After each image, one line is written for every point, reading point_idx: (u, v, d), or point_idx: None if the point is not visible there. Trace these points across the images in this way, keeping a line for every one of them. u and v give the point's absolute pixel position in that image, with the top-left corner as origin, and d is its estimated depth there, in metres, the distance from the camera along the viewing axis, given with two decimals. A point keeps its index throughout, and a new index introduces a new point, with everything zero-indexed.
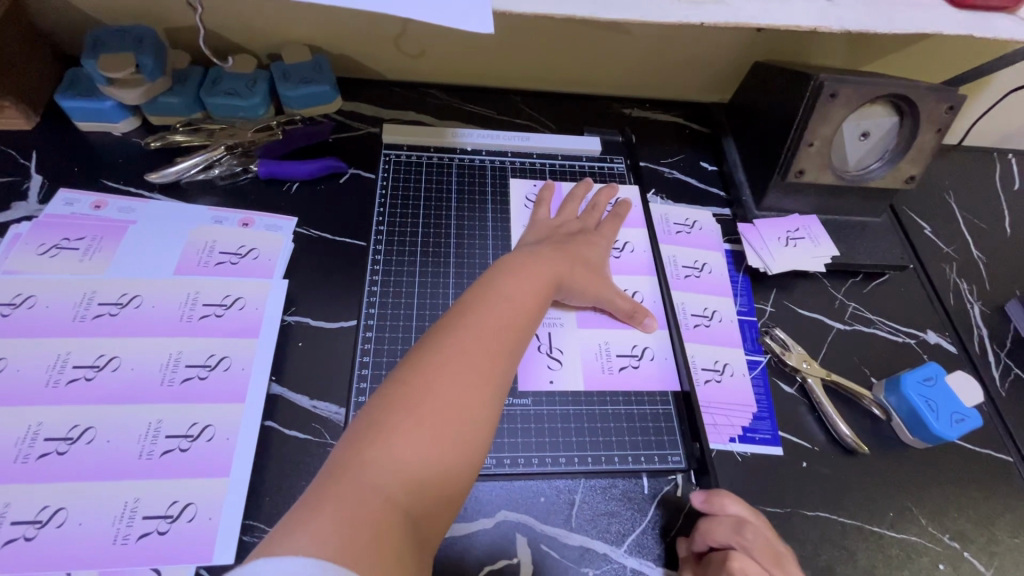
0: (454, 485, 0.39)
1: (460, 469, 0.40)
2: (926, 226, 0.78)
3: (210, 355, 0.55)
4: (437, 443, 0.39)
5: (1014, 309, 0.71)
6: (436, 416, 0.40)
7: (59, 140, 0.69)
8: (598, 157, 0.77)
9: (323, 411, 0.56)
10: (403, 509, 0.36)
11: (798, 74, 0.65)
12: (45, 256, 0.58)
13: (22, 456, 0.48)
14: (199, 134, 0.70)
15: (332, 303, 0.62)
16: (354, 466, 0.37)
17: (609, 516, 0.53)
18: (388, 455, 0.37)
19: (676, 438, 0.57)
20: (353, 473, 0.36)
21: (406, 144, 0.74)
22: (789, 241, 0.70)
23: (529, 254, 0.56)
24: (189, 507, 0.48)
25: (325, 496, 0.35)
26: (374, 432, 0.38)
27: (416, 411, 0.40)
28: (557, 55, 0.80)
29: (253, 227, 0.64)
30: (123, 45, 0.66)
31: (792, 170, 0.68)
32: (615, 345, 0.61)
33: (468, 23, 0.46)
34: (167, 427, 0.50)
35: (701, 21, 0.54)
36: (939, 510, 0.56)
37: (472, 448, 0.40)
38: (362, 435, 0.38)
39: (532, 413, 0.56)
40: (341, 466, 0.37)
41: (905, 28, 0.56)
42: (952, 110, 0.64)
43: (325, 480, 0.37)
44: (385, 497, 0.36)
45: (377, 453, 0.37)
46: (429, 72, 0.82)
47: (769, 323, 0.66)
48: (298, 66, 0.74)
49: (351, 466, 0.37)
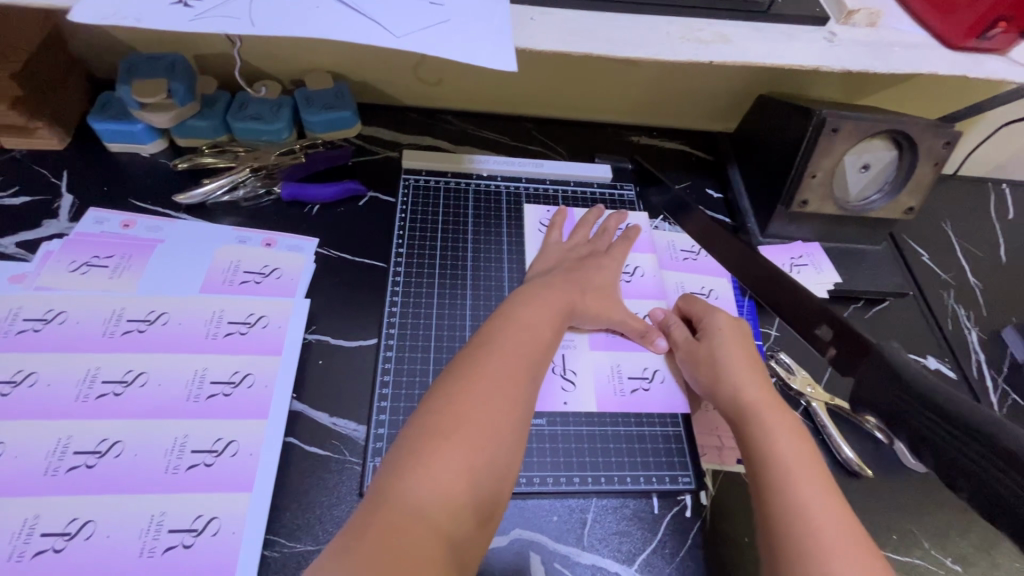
0: (488, 507, 0.42)
1: (493, 493, 0.42)
2: (924, 253, 0.81)
3: (234, 372, 0.57)
4: (472, 469, 0.41)
5: (1010, 336, 0.73)
6: (471, 443, 0.42)
7: (90, 160, 0.72)
8: (608, 183, 0.80)
9: (343, 428, 0.57)
10: (445, 533, 0.38)
11: (801, 107, 0.68)
12: (76, 273, 0.60)
13: (53, 468, 0.49)
14: (224, 155, 0.73)
15: (351, 322, 0.64)
16: (397, 491, 0.39)
17: (621, 535, 0.54)
18: (429, 481, 0.39)
19: (685, 459, 0.58)
20: (394, 500, 0.38)
21: (424, 169, 0.77)
22: (792, 268, 0.73)
23: (540, 285, 0.59)
24: (213, 521, 0.49)
25: (371, 524, 0.37)
26: (413, 460, 0.40)
27: (451, 439, 0.42)
28: (569, 86, 0.83)
29: (276, 247, 0.66)
30: (155, 70, 0.69)
31: (795, 201, 0.71)
32: (627, 367, 0.62)
33: (493, 62, 0.49)
34: (192, 442, 0.52)
35: (711, 60, 0.57)
36: (942, 533, 0.58)
37: (500, 474, 0.43)
38: (400, 465, 0.40)
39: (547, 433, 0.58)
40: (383, 494, 0.39)
41: (902, 69, 0.60)
42: (948, 145, 0.66)
43: (370, 508, 0.38)
44: (430, 521, 0.38)
45: (418, 478, 0.39)
46: (445, 99, 0.85)
47: (775, 347, 0.68)
48: (320, 92, 0.77)
49: (393, 492, 0.39)
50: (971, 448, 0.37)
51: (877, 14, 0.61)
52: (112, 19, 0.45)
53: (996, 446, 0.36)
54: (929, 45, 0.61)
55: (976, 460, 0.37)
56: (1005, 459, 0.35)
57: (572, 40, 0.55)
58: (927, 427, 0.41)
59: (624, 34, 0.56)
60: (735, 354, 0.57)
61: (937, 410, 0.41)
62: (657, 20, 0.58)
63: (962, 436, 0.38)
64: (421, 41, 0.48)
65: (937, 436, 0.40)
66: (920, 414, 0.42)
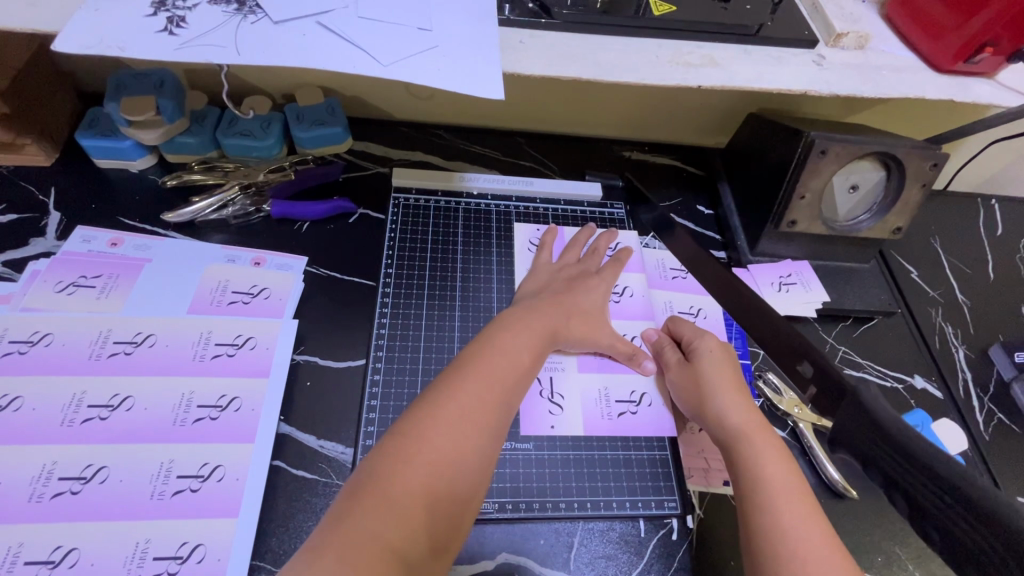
0: (447, 531, 0.42)
1: (453, 515, 0.42)
2: (912, 270, 0.82)
3: (222, 395, 0.57)
4: (432, 491, 0.42)
5: (997, 354, 0.73)
6: (432, 464, 0.42)
7: (78, 177, 0.71)
8: (599, 202, 0.80)
9: (330, 451, 0.57)
10: (401, 553, 0.38)
11: (791, 128, 0.68)
12: (62, 294, 0.60)
13: (37, 494, 0.49)
14: (214, 172, 0.72)
15: (340, 343, 0.64)
16: (356, 510, 0.39)
17: (607, 558, 0.54)
18: (387, 501, 0.40)
19: (672, 483, 0.59)
20: (352, 519, 0.39)
21: (414, 186, 0.77)
22: (781, 287, 0.73)
23: (526, 309, 0.59)
24: (199, 548, 0.49)
25: (328, 543, 0.37)
26: (374, 480, 0.41)
27: (413, 460, 0.42)
28: (560, 102, 0.83)
29: (265, 266, 0.66)
30: (144, 87, 0.68)
31: (784, 221, 0.71)
32: (615, 389, 0.63)
33: (480, 89, 0.49)
34: (178, 467, 0.52)
35: (699, 84, 0.57)
36: (926, 555, 0.58)
37: (461, 496, 0.43)
38: (362, 484, 0.41)
39: (533, 457, 0.58)
40: (342, 514, 0.39)
41: (890, 93, 0.60)
42: (936, 167, 0.67)
43: (328, 528, 0.39)
44: (384, 542, 0.38)
45: (377, 500, 0.40)
46: (437, 114, 0.85)
47: (763, 367, 0.69)
48: (311, 108, 0.76)
49: (353, 511, 0.39)
50: (952, 509, 0.38)
51: (866, 37, 0.61)
52: (96, 48, 0.44)
53: (979, 511, 0.37)
54: (917, 68, 0.62)
55: (957, 523, 0.38)
56: (987, 525, 0.36)
57: (561, 65, 0.55)
58: (909, 482, 0.42)
59: (612, 58, 0.56)
60: (717, 376, 0.58)
61: (920, 467, 0.41)
62: (646, 43, 0.58)
63: (946, 495, 0.39)
64: (408, 68, 0.49)
65: (920, 494, 0.41)
66: (904, 468, 0.43)
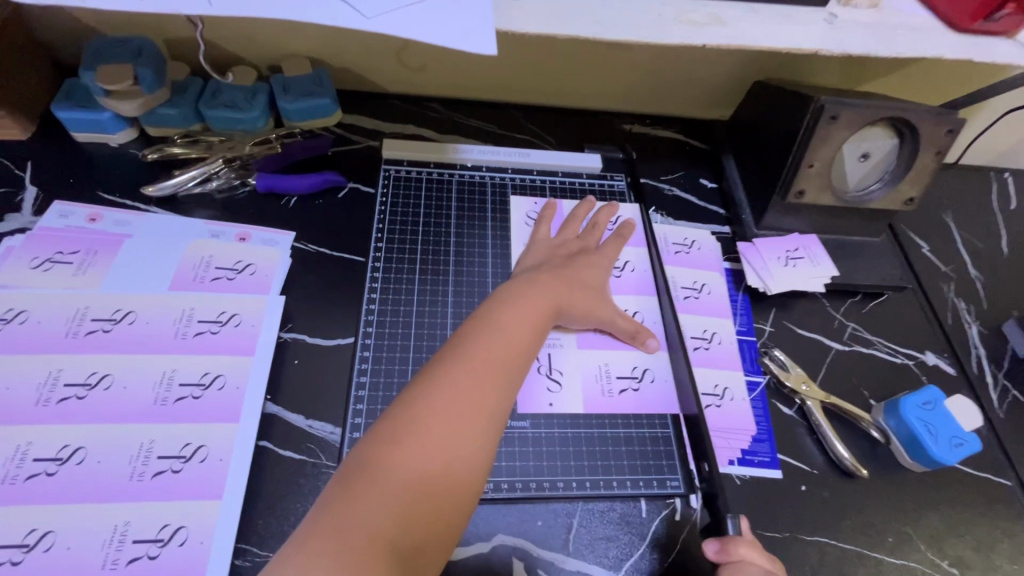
0: (445, 517, 0.40)
1: (449, 502, 0.40)
2: (924, 245, 0.79)
3: (205, 373, 0.54)
4: (423, 477, 0.40)
5: (1012, 330, 0.71)
6: (422, 449, 0.41)
7: (56, 151, 0.69)
8: (598, 174, 0.77)
9: (319, 430, 0.55)
10: (390, 543, 0.37)
11: (800, 93, 0.65)
12: (39, 270, 0.57)
13: (11, 476, 0.47)
14: (197, 145, 0.70)
15: (330, 320, 0.61)
16: (343, 499, 0.38)
17: (608, 540, 0.52)
18: (374, 490, 0.39)
19: (675, 461, 0.56)
20: (339, 508, 0.38)
21: (406, 159, 0.74)
22: (788, 260, 0.70)
23: (528, 281, 0.56)
24: (181, 530, 0.47)
25: (315, 531, 0.37)
26: (360, 469, 0.40)
27: (401, 445, 0.41)
28: (557, 73, 0.80)
29: (250, 241, 0.64)
30: (121, 56, 0.66)
31: (792, 191, 0.68)
32: (615, 366, 0.60)
33: (471, 45, 0.46)
34: (158, 448, 0.50)
35: (704, 43, 0.54)
36: (938, 536, 0.56)
37: (457, 482, 0.41)
38: (349, 472, 0.40)
39: (530, 436, 0.55)
40: (330, 503, 0.38)
41: (905, 53, 0.57)
42: (952, 133, 0.63)
43: (316, 516, 0.38)
44: (372, 533, 0.37)
45: (363, 488, 0.39)
46: (429, 86, 0.81)
47: (768, 343, 0.66)
48: (297, 79, 0.73)
49: (340, 500, 0.38)
50: None
51: None
52: None
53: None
54: (933, 26, 0.58)
55: None
56: None
57: (557, 22, 0.52)
58: None
59: (612, 15, 0.53)
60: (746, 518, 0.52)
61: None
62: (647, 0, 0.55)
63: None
64: (394, 22, 0.46)
65: None
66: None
